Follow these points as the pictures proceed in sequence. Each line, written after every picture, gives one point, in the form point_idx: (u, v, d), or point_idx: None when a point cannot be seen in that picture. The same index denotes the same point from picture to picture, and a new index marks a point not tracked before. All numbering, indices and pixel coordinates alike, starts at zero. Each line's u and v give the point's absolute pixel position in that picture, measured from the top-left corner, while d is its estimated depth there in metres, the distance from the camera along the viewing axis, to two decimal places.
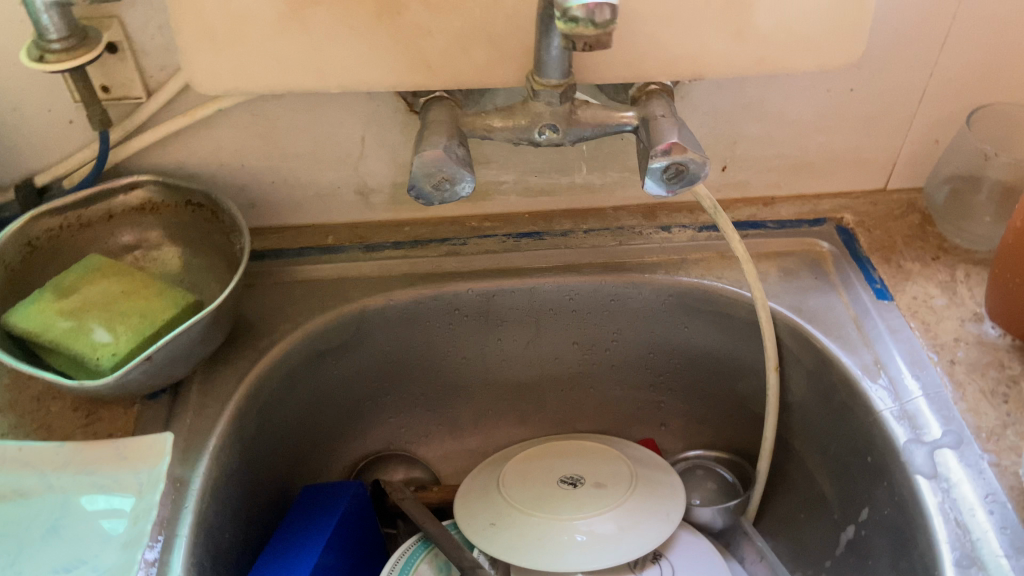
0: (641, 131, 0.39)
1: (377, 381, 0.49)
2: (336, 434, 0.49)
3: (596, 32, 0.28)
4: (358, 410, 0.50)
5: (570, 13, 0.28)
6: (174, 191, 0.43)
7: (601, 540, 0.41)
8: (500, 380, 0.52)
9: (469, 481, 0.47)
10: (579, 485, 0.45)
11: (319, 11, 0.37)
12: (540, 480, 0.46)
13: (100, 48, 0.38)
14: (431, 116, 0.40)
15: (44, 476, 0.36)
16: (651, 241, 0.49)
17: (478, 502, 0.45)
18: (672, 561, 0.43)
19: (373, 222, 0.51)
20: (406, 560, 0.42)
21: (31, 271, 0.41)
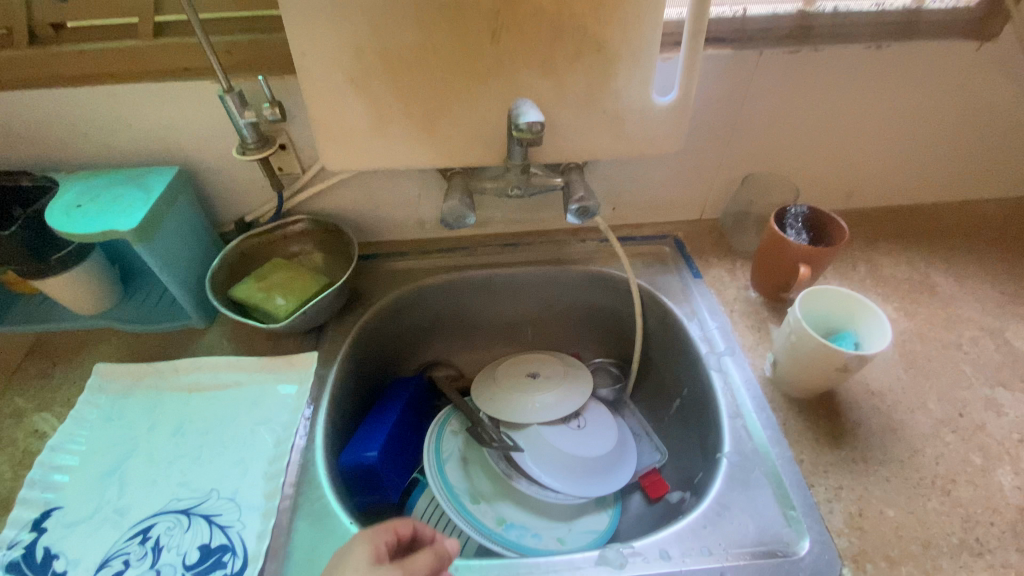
0: (565, 188, 0.75)
1: (434, 323, 0.93)
2: (410, 351, 0.93)
3: (532, 136, 0.56)
4: (424, 338, 0.94)
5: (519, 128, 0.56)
6: (319, 225, 0.85)
7: (547, 406, 0.83)
8: (497, 323, 0.96)
9: (477, 384, 0.89)
10: (536, 377, 0.88)
11: (391, 127, 0.72)
12: (517, 378, 0.88)
13: (272, 144, 0.73)
14: (452, 182, 0.76)
15: (250, 375, 0.73)
16: (576, 248, 0.92)
17: (483, 391, 0.87)
18: (585, 416, 0.85)
19: (426, 238, 0.93)
20: (443, 419, 0.83)
21: (243, 265, 0.82)
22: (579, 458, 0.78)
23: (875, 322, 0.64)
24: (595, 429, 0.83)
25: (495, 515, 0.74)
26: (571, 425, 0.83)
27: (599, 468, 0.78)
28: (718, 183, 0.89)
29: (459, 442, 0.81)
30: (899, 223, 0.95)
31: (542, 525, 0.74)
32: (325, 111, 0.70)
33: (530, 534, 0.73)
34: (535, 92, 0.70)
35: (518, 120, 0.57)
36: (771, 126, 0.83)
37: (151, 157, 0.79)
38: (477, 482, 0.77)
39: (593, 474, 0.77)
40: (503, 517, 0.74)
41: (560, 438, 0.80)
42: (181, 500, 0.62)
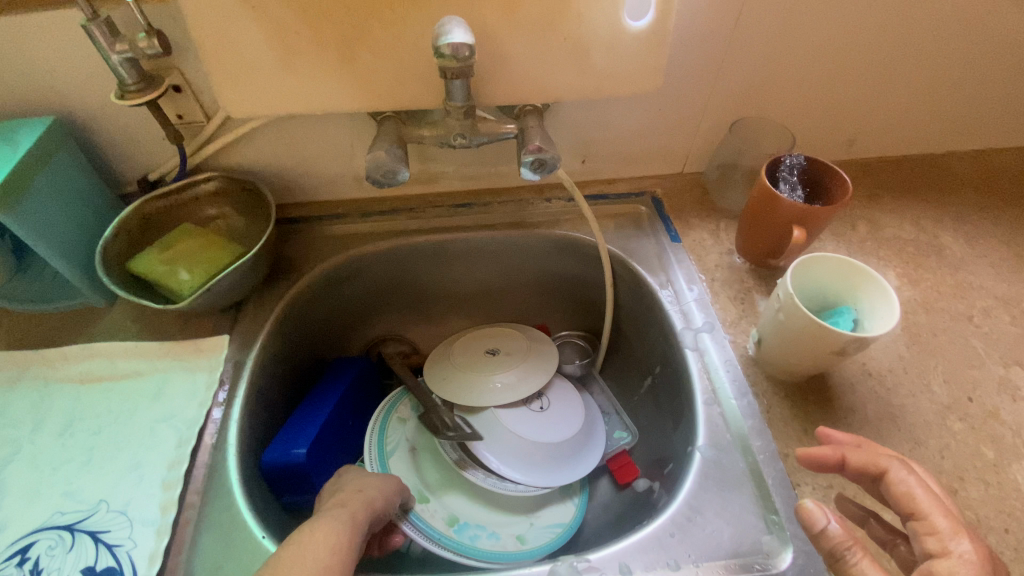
0: (518, 136, 0.62)
1: (381, 296, 0.83)
2: (356, 326, 0.83)
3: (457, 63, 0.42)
4: (369, 313, 0.83)
5: (440, 51, 0.42)
6: (236, 184, 0.73)
7: (508, 387, 0.74)
8: (454, 293, 0.86)
9: (430, 362, 0.79)
10: (496, 353, 0.78)
11: (303, 62, 0.59)
12: (474, 355, 0.78)
13: (159, 86, 0.60)
14: (382, 129, 0.63)
15: (152, 362, 0.63)
16: (540, 210, 0.81)
17: (437, 369, 0.77)
18: (548, 397, 0.75)
19: (367, 200, 0.81)
20: (390, 405, 0.74)
21: (147, 233, 0.70)
22: (542, 444, 0.70)
23: (886, 310, 0.54)
24: (559, 411, 0.74)
25: (445, 513, 0.66)
26: (532, 408, 0.73)
27: (563, 454, 0.70)
28: (701, 130, 0.77)
29: (407, 433, 0.73)
30: (905, 175, 0.84)
31: (499, 521, 0.67)
32: (220, 43, 0.57)
33: (486, 534, 0.65)
34: (477, 16, 0.57)
35: (440, 40, 0.42)
36: (765, 59, 0.70)
37: (17, 105, 0.65)
38: (427, 475, 0.69)
39: (557, 462, 0.69)
40: (454, 516, 0.66)
41: (521, 423, 0.71)
42: (65, 514, 0.53)
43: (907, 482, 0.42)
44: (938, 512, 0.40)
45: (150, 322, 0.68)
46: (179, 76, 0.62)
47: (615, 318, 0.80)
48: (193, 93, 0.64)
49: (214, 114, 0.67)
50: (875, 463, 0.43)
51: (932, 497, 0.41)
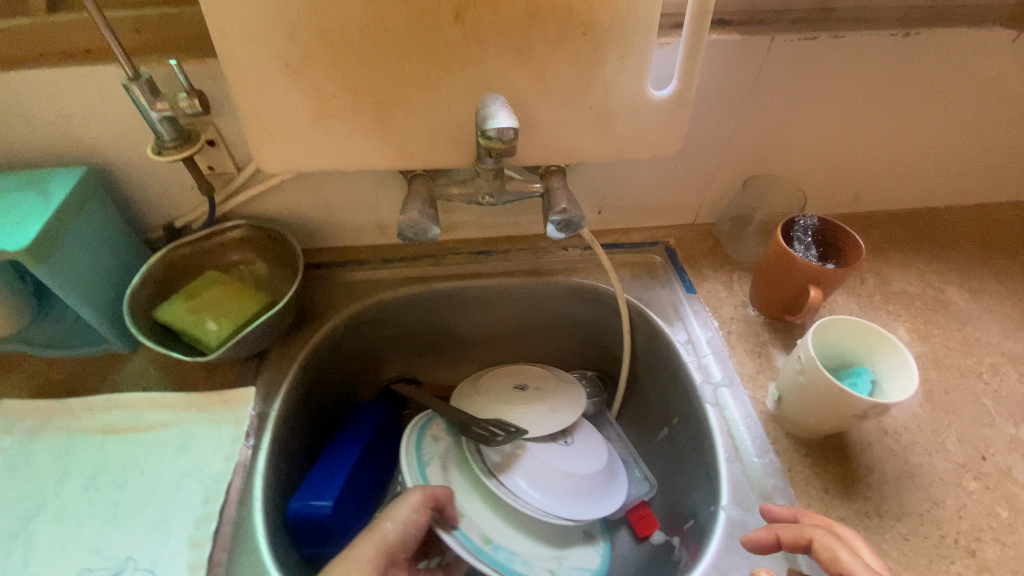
0: (544, 196, 0.65)
1: (398, 340, 0.83)
2: (373, 369, 0.83)
3: (504, 144, 0.44)
4: (386, 357, 0.83)
5: (487, 133, 0.44)
6: (262, 232, 0.74)
7: (538, 420, 0.74)
8: (471, 337, 0.86)
9: (457, 395, 0.79)
10: (525, 388, 0.79)
11: (339, 122, 0.61)
12: (503, 389, 0.79)
13: (197, 142, 0.61)
14: (413, 187, 0.66)
15: (178, 412, 0.63)
16: (557, 257, 0.83)
17: (466, 401, 0.78)
18: (573, 435, 0.76)
19: (387, 245, 0.83)
20: (423, 422, 0.73)
21: (171, 280, 0.71)
22: (577, 477, 0.70)
23: (906, 381, 0.55)
24: (585, 449, 0.74)
25: (481, 532, 0.65)
26: (559, 442, 0.74)
27: (594, 491, 0.70)
28: (716, 186, 0.79)
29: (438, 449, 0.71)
30: (910, 230, 0.87)
31: (532, 551, 0.67)
32: (259, 104, 0.59)
33: (519, 560, 0.65)
34: (509, 86, 0.59)
35: (486, 124, 0.45)
36: (778, 122, 0.73)
37: (52, 155, 0.66)
38: (461, 494, 0.68)
39: (589, 497, 0.69)
40: (488, 537, 0.65)
41: (550, 454, 0.71)
42: (92, 572, 0.52)
43: (832, 548, 0.49)
44: (859, 568, 0.47)
45: (173, 369, 0.68)
46: (215, 132, 0.64)
47: (631, 364, 0.81)
48: (227, 148, 0.66)
49: (246, 166, 0.69)
50: (802, 535, 0.51)
51: (854, 558, 0.48)
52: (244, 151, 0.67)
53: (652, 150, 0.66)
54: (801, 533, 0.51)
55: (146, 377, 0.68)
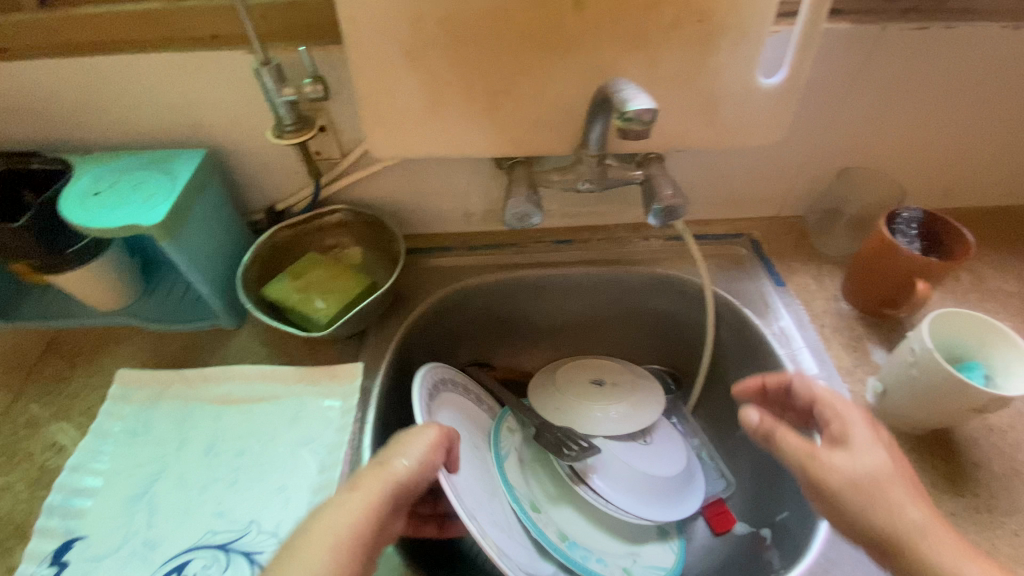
0: (645, 183, 0.65)
1: (480, 327, 0.85)
2: (455, 354, 0.85)
3: (643, 127, 0.45)
4: (467, 343, 0.85)
5: (626, 116, 0.45)
6: (359, 216, 0.76)
7: (618, 419, 0.75)
8: (550, 326, 0.87)
9: (536, 386, 0.80)
10: (602, 384, 0.79)
11: (448, 108, 0.62)
12: (581, 384, 0.79)
13: (314, 126, 0.64)
14: (514, 174, 0.67)
15: (289, 386, 0.66)
16: (640, 248, 0.83)
17: (545, 395, 0.78)
18: (653, 433, 0.77)
19: (471, 232, 0.84)
20: (498, 415, 0.75)
21: (275, 260, 0.74)
22: (655, 477, 0.71)
23: None
24: (663, 448, 0.75)
25: (557, 529, 0.68)
26: (639, 442, 0.74)
27: (668, 490, 0.71)
28: (806, 178, 0.78)
29: (451, 402, 0.69)
30: (1004, 228, 0.84)
31: (607, 548, 0.69)
32: (375, 90, 0.61)
33: (594, 557, 0.67)
34: (619, 73, 0.60)
35: (624, 107, 0.46)
36: (879, 113, 0.71)
37: (172, 138, 0.70)
38: (536, 491, 0.72)
39: (667, 488, 0.71)
40: (564, 533, 0.68)
41: (630, 453, 0.72)
42: (218, 533, 0.55)
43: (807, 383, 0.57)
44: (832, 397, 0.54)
45: (277, 345, 0.71)
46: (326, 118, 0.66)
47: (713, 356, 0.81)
48: (336, 133, 0.68)
49: (350, 151, 0.71)
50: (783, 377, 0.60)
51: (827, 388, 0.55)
52: (350, 137, 0.69)
53: (752, 139, 0.66)
54: (782, 375, 0.60)
55: (253, 352, 0.71)
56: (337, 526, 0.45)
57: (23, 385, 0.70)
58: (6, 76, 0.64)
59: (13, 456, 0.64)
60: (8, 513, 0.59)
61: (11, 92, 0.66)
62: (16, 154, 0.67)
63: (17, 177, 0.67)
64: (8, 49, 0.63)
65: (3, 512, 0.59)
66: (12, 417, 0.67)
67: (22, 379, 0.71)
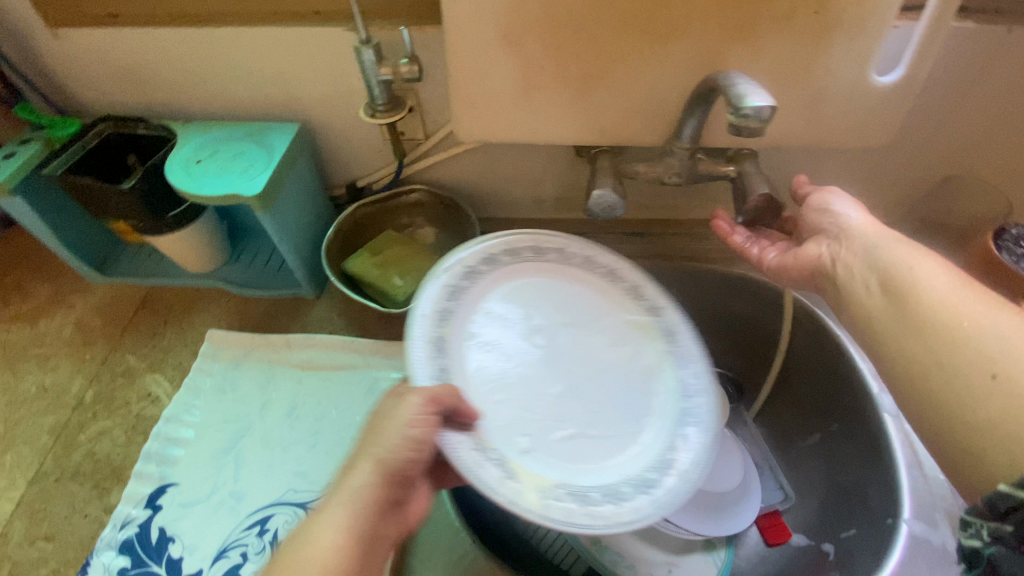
0: (737, 179, 0.63)
1: None
2: None
3: (759, 124, 0.44)
4: None
5: (741, 111, 0.43)
6: (436, 196, 0.77)
7: None
8: None
9: None
10: None
11: (539, 93, 0.62)
12: None
13: (405, 106, 0.65)
14: (599, 163, 0.66)
15: (365, 357, 0.68)
16: (715, 246, 0.81)
17: None
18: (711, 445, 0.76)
19: (542, 219, 0.84)
20: None
21: (354, 235, 0.76)
22: (706, 492, 0.71)
23: None
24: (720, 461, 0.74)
25: (591, 532, 0.68)
26: None
27: (718, 505, 0.71)
28: (902, 183, 0.74)
29: (505, 282, 0.58)
30: None
31: (643, 556, 0.68)
32: (469, 72, 0.61)
33: (624, 563, 0.66)
34: (721, 64, 0.57)
35: (739, 100, 0.44)
36: (999, 118, 0.66)
37: (266, 111, 0.72)
38: None
39: (722, 505, 0.71)
40: (597, 536, 0.68)
41: None
42: (299, 492, 0.58)
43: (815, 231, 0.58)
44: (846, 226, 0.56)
45: (353, 317, 0.73)
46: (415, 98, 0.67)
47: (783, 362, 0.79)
48: (423, 113, 0.69)
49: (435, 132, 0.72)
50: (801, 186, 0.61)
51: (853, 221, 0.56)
52: (435, 118, 0.70)
53: (853, 141, 0.62)
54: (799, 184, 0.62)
55: (330, 322, 0.73)
56: (320, 549, 0.40)
57: (120, 337, 0.75)
58: (119, 43, 0.68)
59: (112, 402, 0.69)
60: (109, 456, 0.64)
61: (122, 58, 0.69)
62: (123, 118, 0.71)
63: (124, 141, 0.71)
64: (122, 17, 0.66)
65: (104, 454, 0.65)
66: (112, 366, 0.73)
67: (119, 331, 0.76)
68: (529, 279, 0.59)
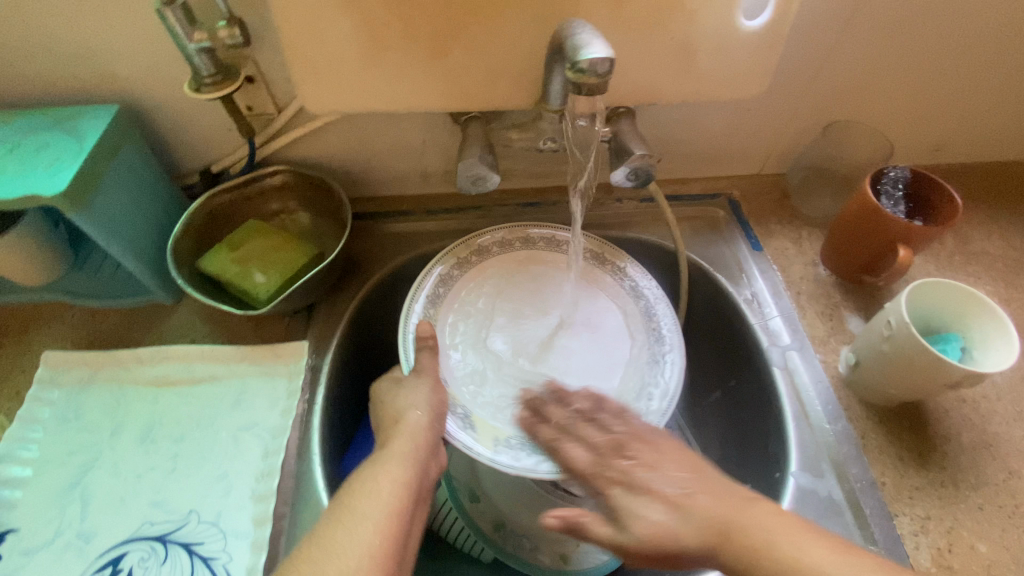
0: (613, 141, 0.59)
1: None
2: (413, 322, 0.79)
3: (598, 80, 0.39)
4: None
5: (579, 67, 0.39)
6: (302, 177, 0.69)
7: None
8: None
9: None
10: None
11: (389, 55, 0.55)
12: None
13: (238, 78, 0.56)
14: (469, 131, 0.61)
15: (229, 366, 0.62)
16: (612, 211, 0.77)
17: None
18: None
19: (429, 195, 0.77)
20: None
21: (210, 228, 0.67)
22: None
23: (1004, 348, 0.52)
24: None
25: (494, 517, 0.66)
26: None
27: None
28: (789, 132, 0.72)
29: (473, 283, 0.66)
30: (993, 185, 0.80)
31: (549, 536, 0.66)
32: (303, 34, 0.53)
33: (529, 546, 0.65)
34: (582, 14, 0.52)
35: (576, 53, 0.39)
36: (871, 61, 0.65)
37: (81, 92, 0.61)
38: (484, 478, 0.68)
39: None
40: (500, 521, 0.66)
41: None
42: (155, 524, 0.52)
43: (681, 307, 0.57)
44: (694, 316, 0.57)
45: (220, 322, 0.66)
46: (252, 68, 0.59)
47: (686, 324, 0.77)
48: (267, 85, 0.61)
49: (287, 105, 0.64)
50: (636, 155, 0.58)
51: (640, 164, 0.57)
52: (284, 89, 0.62)
53: (731, 92, 0.59)
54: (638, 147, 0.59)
55: (192, 329, 0.66)
56: (392, 471, 0.46)
57: None
58: None
59: None
60: None
61: None
62: None
63: None
64: None
65: None
66: None
67: None
68: (493, 270, 0.67)
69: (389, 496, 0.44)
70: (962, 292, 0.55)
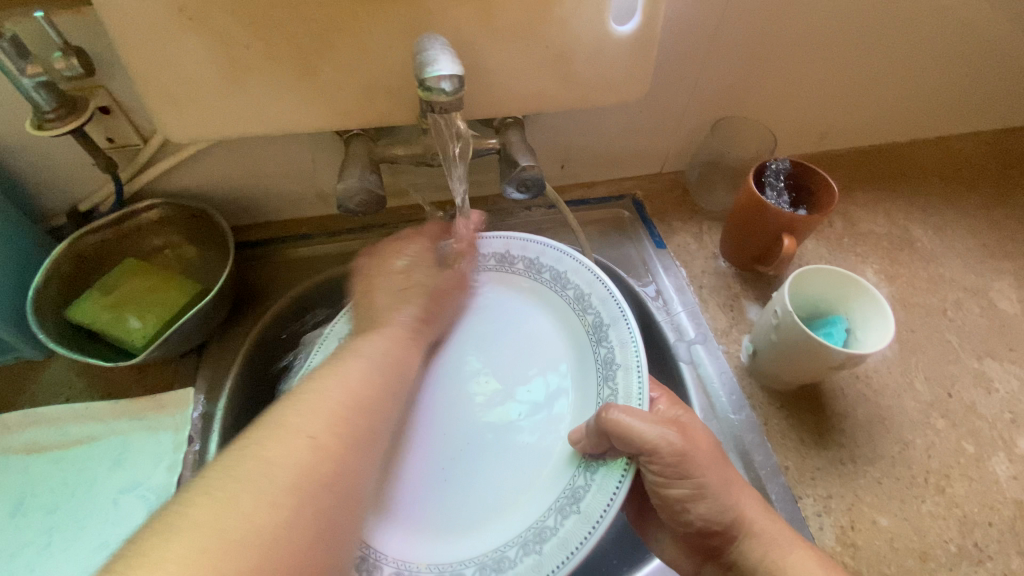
0: (502, 151, 0.59)
1: None
2: None
3: (449, 98, 0.39)
4: None
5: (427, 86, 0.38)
6: (182, 209, 0.65)
7: None
8: None
9: None
10: None
11: (253, 78, 0.52)
12: None
13: (88, 111, 0.52)
14: (351, 149, 0.58)
15: (109, 423, 0.57)
16: (520, 219, 0.76)
17: None
18: None
19: (330, 216, 0.74)
20: None
21: (81, 272, 0.61)
22: None
23: (880, 333, 0.53)
24: None
25: None
26: None
27: None
28: (681, 130, 0.74)
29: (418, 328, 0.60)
30: (874, 166, 0.85)
31: None
32: (151, 60, 0.49)
33: None
34: (450, 27, 0.51)
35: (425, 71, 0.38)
36: (745, 60, 0.68)
37: None
38: None
39: None
40: None
41: None
42: None
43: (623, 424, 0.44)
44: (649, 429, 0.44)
45: (99, 374, 0.61)
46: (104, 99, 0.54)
47: None
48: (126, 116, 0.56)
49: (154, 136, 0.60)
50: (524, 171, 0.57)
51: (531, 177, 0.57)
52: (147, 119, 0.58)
53: (613, 96, 0.60)
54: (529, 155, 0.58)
55: (68, 385, 0.60)
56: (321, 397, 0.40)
57: None
58: None
59: None
60: None
61: None
62: None
63: None
64: None
65: None
66: None
67: None
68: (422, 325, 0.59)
69: (293, 455, 0.36)
70: (841, 277, 0.57)
